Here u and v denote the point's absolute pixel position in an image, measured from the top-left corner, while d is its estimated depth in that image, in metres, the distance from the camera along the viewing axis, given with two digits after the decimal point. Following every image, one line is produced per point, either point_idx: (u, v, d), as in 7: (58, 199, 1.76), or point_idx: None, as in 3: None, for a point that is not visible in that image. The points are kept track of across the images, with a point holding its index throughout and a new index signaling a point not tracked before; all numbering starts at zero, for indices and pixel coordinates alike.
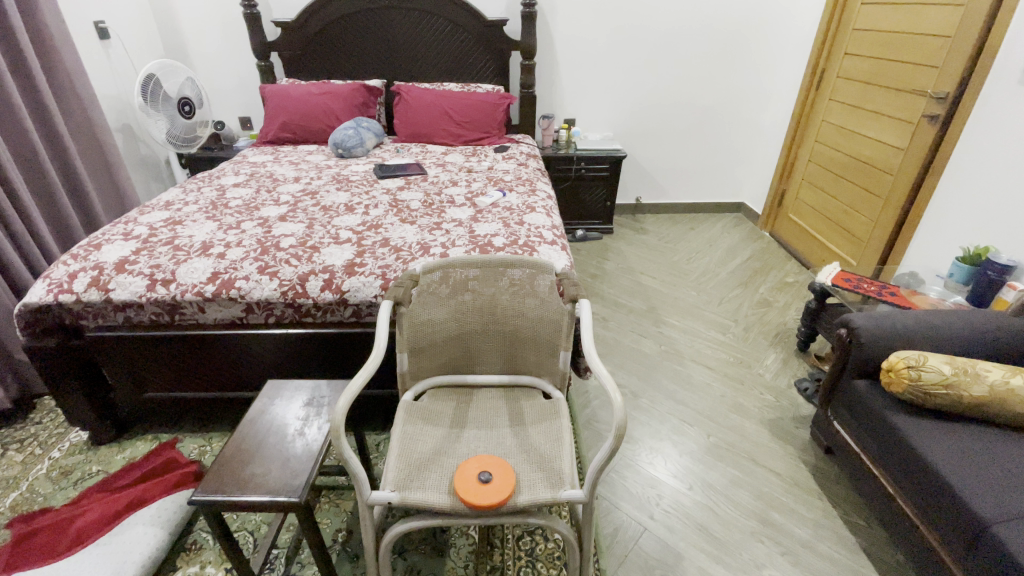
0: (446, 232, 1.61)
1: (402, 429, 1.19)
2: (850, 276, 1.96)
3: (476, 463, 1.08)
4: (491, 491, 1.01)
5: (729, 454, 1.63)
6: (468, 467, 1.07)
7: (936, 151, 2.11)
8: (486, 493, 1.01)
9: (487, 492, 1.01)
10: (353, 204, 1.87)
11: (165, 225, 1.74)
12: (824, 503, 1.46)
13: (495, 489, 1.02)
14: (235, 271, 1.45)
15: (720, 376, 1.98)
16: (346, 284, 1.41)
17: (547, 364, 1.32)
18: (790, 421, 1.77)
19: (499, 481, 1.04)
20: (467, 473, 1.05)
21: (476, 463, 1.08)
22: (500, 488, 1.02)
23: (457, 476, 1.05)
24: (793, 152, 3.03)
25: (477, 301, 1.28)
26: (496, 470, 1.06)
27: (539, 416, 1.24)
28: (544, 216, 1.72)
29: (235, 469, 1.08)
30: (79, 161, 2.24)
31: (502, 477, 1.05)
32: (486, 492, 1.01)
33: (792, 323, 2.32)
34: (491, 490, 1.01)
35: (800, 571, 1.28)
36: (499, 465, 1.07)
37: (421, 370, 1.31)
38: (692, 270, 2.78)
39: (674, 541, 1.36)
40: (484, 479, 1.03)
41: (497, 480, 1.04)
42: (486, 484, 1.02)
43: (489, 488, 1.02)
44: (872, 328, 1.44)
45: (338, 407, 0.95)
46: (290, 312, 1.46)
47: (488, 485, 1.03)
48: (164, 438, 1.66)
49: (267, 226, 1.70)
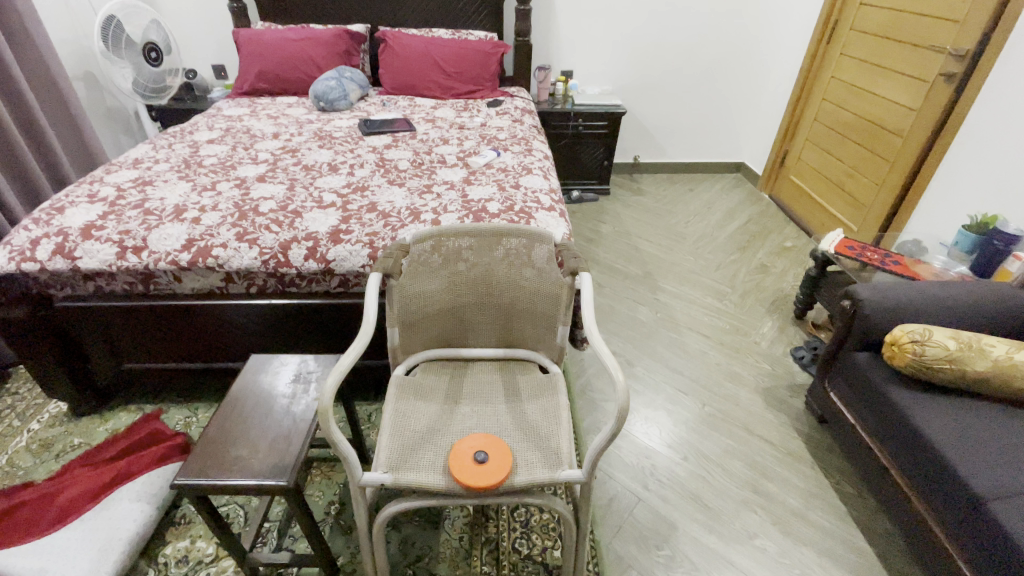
0: (437, 196, 1.52)
1: (394, 405, 1.14)
2: (853, 243, 1.91)
3: (474, 441, 1.05)
4: (485, 472, 0.98)
5: (724, 423, 1.62)
6: (466, 444, 1.04)
7: (950, 112, 2.02)
8: (480, 474, 0.98)
9: (481, 472, 0.98)
10: (336, 163, 1.75)
11: (134, 186, 1.63)
12: (816, 473, 1.47)
13: (490, 470, 0.99)
14: (211, 238, 1.36)
15: (716, 344, 1.95)
16: (331, 253, 1.33)
17: (544, 339, 1.27)
18: (785, 389, 1.76)
19: (495, 462, 1.00)
20: (462, 451, 1.02)
21: (474, 441, 1.04)
22: (494, 470, 0.99)
23: (454, 452, 1.02)
24: (799, 110, 2.91)
25: (470, 271, 1.21)
26: (493, 450, 1.03)
27: (536, 392, 1.20)
28: (541, 179, 1.63)
29: (219, 450, 1.01)
30: (39, 112, 2.07)
31: (499, 458, 1.01)
32: (481, 472, 0.98)
33: (789, 289, 2.29)
34: (486, 471, 0.98)
35: (791, 540, 1.29)
36: (496, 445, 1.04)
37: (413, 343, 1.25)
38: (690, 234, 2.71)
39: (668, 511, 1.36)
40: (480, 458, 1.00)
41: (493, 461, 1.00)
42: (482, 463, 0.99)
43: (483, 467, 0.99)
44: (877, 300, 1.40)
45: (328, 386, 0.89)
46: (273, 282, 1.38)
47: (482, 464, 0.99)
48: (148, 409, 1.62)
49: (245, 187, 1.59)
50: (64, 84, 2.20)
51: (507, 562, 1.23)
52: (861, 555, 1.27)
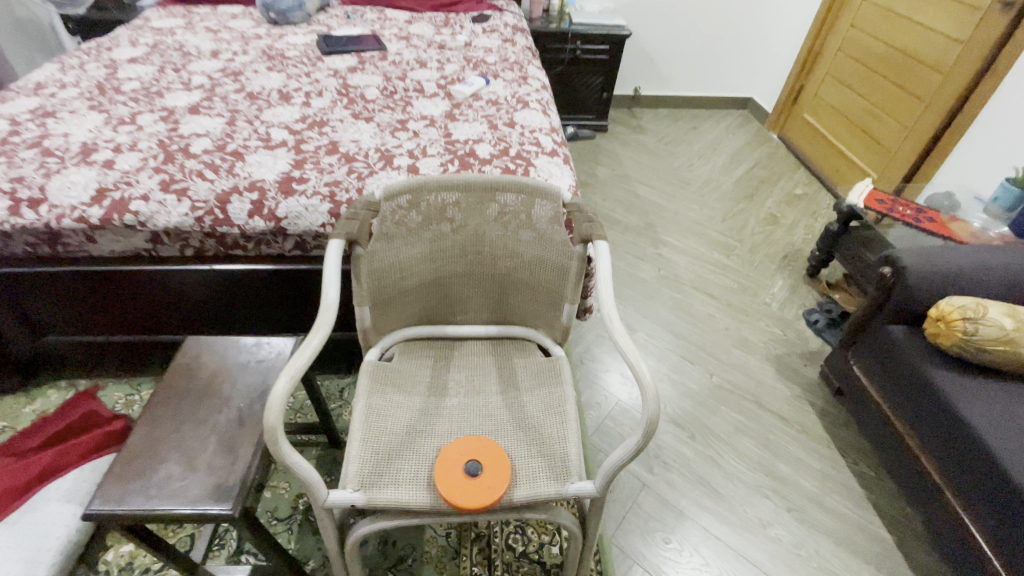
0: (414, 134, 1.24)
1: (367, 398, 0.94)
2: (883, 196, 1.72)
3: (469, 444, 0.87)
4: (472, 486, 0.81)
5: (733, 396, 1.49)
6: (458, 447, 0.86)
7: (1003, 46, 1.79)
8: (465, 486, 0.81)
9: (468, 484, 0.81)
10: (288, 90, 1.43)
11: (33, 118, 1.30)
12: (831, 452, 1.36)
13: (478, 485, 0.81)
14: (130, 188, 1.09)
15: (724, 306, 1.79)
16: (282, 207, 1.07)
17: (546, 316, 1.06)
18: (798, 357, 1.63)
19: (487, 478, 0.82)
20: (452, 455, 0.85)
21: (468, 444, 0.87)
22: (482, 488, 0.81)
23: (442, 455, 0.85)
24: (821, 37, 2.59)
25: (457, 235, 0.99)
26: (488, 462, 0.85)
27: (537, 378, 1.01)
28: (540, 114, 1.35)
29: (144, 465, 0.80)
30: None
31: (492, 475, 0.83)
32: (467, 486, 0.81)
33: (800, 243, 2.11)
34: (471, 486, 0.81)
35: (806, 529, 1.20)
36: (496, 456, 0.86)
37: (389, 321, 1.03)
38: (695, 179, 2.47)
39: (675, 498, 1.24)
40: (471, 469, 0.82)
41: (484, 476, 0.83)
42: (471, 477, 0.82)
43: (470, 480, 0.82)
44: (922, 266, 1.23)
45: (279, 389, 0.70)
46: (211, 243, 1.12)
47: (471, 477, 0.82)
48: (82, 386, 1.40)
49: (172, 121, 1.28)
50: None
51: (500, 562, 1.10)
52: (879, 544, 1.18)
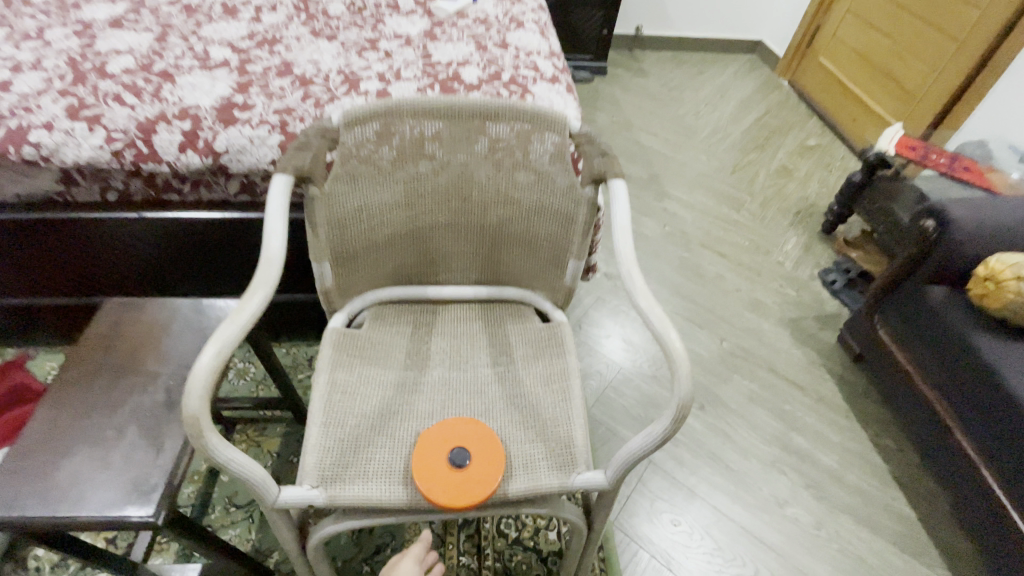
0: (386, 55, 1.03)
1: (330, 372, 0.78)
2: (914, 142, 1.55)
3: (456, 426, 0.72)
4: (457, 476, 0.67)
5: (745, 364, 1.36)
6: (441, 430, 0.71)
7: None
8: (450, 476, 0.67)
9: (453, 474, 0.67)
10: (235, 3, 1.19)
11: None
12: (851, 423, 1.25)
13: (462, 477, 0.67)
14: (29, 114, 0.87)
15: (734, 265, 1.64)
16: (221, 139, 0.87)
17: (545, 275, 0.89)
18: (814, 320, 1.50)
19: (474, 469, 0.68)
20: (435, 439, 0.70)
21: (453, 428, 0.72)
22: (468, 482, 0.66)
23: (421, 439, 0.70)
24: None
25: (438, 175, 0.81)
26: (477, 449, 0.70)
27: (534, 348, 0.86)
28: (537, 36, 1.14)
29: (43, 460, 0.63)
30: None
31: (481, 467, 0.68)
32: (452, 476, 0.67)
33: (814, 198, 1.95)
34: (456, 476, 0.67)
35: (826, 508, 1.09)
36: (487, 444, 0.70)
37: (357, 281, 0.86)
38: (701, 127, 2.27)
39: (684, 476, 1.12)
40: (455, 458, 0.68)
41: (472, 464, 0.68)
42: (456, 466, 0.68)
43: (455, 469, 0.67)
44: (970, 218, 1.09)
45: (205, 359, 0.54)
46: (137, 184, 0.92)
47: (457, 467, 0.68)
48: (9, 356, 1.21)
49: (88, 36, 1.05)
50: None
51: (490, 551, 0.99)
52: (903, 524, 1.08)
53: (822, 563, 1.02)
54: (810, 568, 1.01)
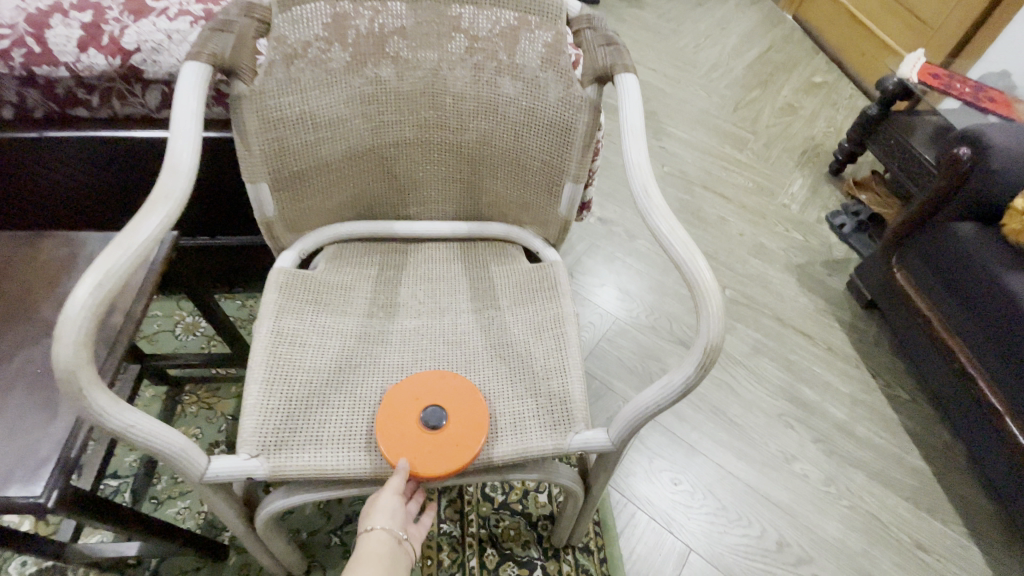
0: None
1: (275, 320, 0.64)
2: (937, 70, 1.41)
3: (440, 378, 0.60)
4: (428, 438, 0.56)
5: (750, 312, 1.26)
6: (420, 380, 0.60)
7: None
8: (420, 437, 0.56)
9: (423, 435, 0.56)
10: None
11: None
12: (861, 373, 1.17)
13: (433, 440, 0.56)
14: None
15: (737, 209, 1.51)
16: (130, 34, 0.71)
17: (535, 206, 0.75)
18: (822, 266, 1.39)
19: (449, 435, 0.56)
20: (410, 389, 0.59)
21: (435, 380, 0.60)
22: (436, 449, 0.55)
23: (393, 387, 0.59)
24: None
25: (401, 75, 0.65)
26: (459, 410, 0.58)
27: (522, 290, 0.73)
28: None
29: None
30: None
31: (461, 430, 0.56)
32: (421, 438, 0.56)
33: (821, 138, 1.81)
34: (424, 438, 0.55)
35: (835, 463, 1.02)
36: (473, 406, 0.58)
37: (308, 212, 0.71)
38: (701, 62, 2.09)
39: (685, 432, 1.03)
40: (430, 415, 0.56)
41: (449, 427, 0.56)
42: (428, 427, 0.56)
43: (426, 430, 0.56)
44: (1008, 144, 0.97)
45: (79, 294, 0.41)
46: (35, 97, 0.75)
47: (430, 428, 0.56)
48: None
49: None
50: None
51: (475, 516, 0.90)
52: (916, 478, 1.02)
53: (832, 521, 0.95)
54: (819, 526, 0.94)
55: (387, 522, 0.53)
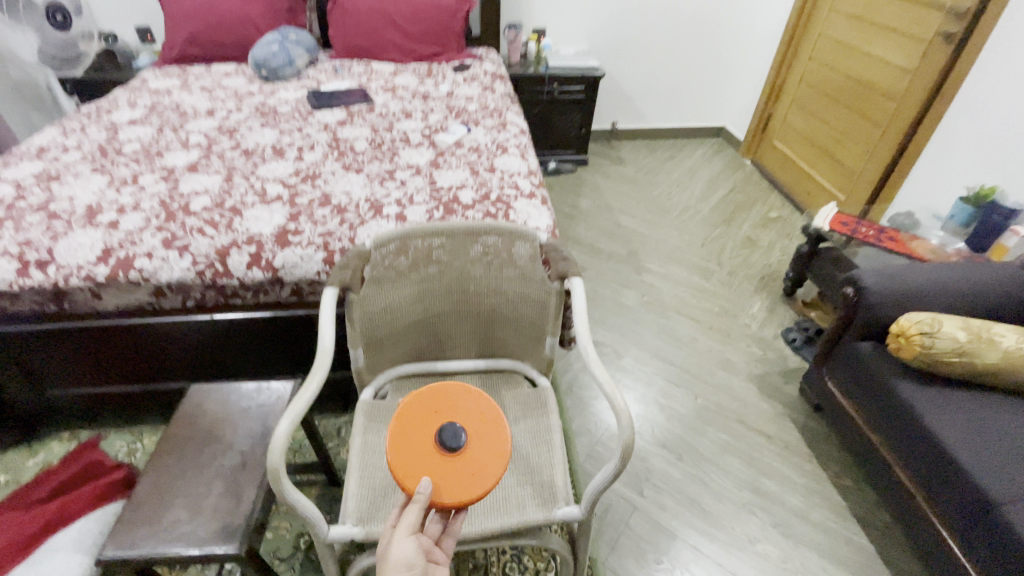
0: (401, 184, 1.33)
1: (363, 439, 0.99)
2: (847, 218, 1.82)
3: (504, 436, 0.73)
4: (423, 454, 0.68)
5: (718, 417, 1.55)
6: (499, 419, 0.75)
7: (948, 74, 1.88)
8: (419, 443, 0.70)
9: (425, 444, 0.69)
10: (282, 145, 1.52)
11: (39, 182, 1.33)
12: (814, 467, 1.41)
13: (427, 458, 0.68)
14: (133, 247, 1.14)
15: (706, 329, 1.86)
16: (279, 259, 1.14)
17: (531, 349, 1.13)
18: (779, 376, 1.69)
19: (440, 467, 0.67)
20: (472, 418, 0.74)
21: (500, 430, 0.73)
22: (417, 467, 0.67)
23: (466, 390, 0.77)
24: (783, 71, 2.73)
25: (445, 275, 1.05)
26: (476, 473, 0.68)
27: (524, 410, 1.07)
28: (518, 159, 1.45)
29: (153, 510, 0.84)
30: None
31: (448, 487, 0.66)
32: (416, 443, 0.70)
33: (776, 265, 2.20)
34: (421, 448, 0.68)
35: (792, 543, 1.24)
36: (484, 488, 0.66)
37: (381, 363, 1.09)
38: (673, 206, 2.57)
39: (666, 520, 1.28)
40: (455, 435, 0.69)
41: (451, 470, 0.67)
42: (441, 439, 0.70)
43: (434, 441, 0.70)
44: (884, 285, 1.31)
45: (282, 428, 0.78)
46: (212, 295, 1.18)
47: (441, 447, 0.69)
48: (83, 436, 1.41)
49: (172, 181, 1.34)
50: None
51: None
52: (863, 555, 1.22)
53: None
54: None
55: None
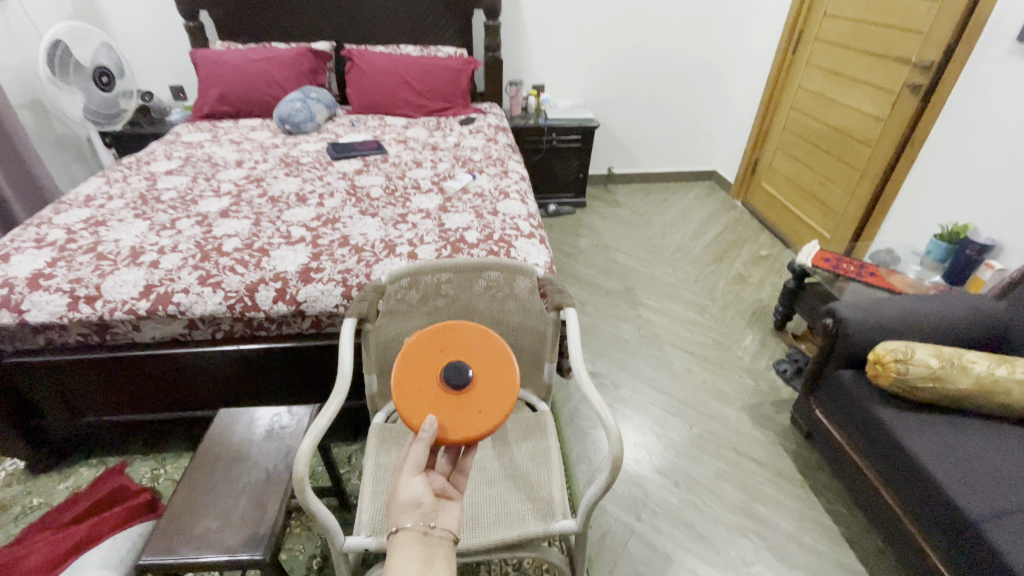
0: (413, 226, 1.46)
1: (375, 459, 1.07)
2: (829, 255, 1.93)
3: (512, 377, 0.75)
4: (428, 392, 0.72)
5: (713, 445, 1.61)
6: (507, 361, 0.77)
7: (917, 122, 2.01)
8: (425, 384, 0.73)
9: (429, 384, 0.73)
10: (304, 192, 1.67)
11: (87, 227, 1.48)
12: (806, 493, 1.46)
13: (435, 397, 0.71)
14: (172, 283, 1.26)
15: (700, 361, 1.95)
16: (302, 293, 1.26)
17: (530, 375, 1.22)
18: (771, 405, 1.76)
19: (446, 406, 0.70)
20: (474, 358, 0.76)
21: (507, 371, 0.76)
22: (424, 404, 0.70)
23: (473, 331, 0.79)
24: (768, 119, 2.92)
25: (451, 306, 1.16)
26: (482, 411, 0.70)
27: (524, 433, 1.15)
28: (519, 203, 1.59)
29: (186, 520, 0.92)
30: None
31: (453, 423, 0.68)
32: (421, 384, 0.73)
33: (768, 300, 2.31)
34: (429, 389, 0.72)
35: (785, 565, 1.28)
36: (491, 424, 0.69)
37: (392, 389, 1.19)
38: (668, 245, 2.71)
39: (662, 543, 1.33)
40: (460, 372, 0.72)
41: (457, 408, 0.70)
42: (445, 377, 0.72)
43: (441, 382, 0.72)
44: (859, 316, 1.41)
45: (306, 445, 0.87)
46: (240, 326, 1.29)
47: (446, 385, 0.72)
48: (111, 462, 1.50)
49: (206, 225, 1.49)
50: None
51: None
52: None
53: None
54: None
55: (413, 514, 0.55)
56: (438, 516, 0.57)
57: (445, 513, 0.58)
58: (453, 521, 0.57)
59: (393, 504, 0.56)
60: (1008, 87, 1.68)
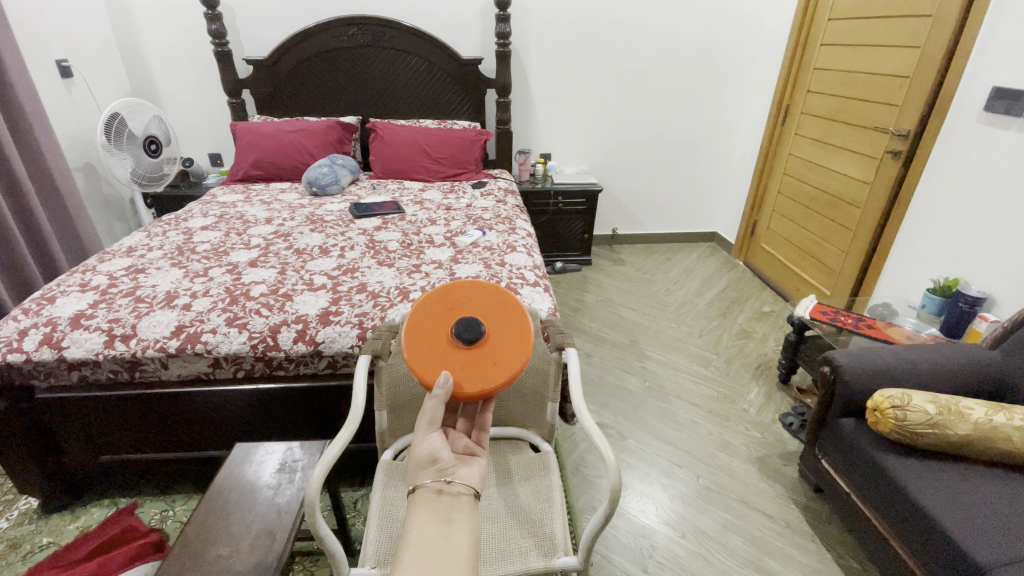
0: (425, 275, 1.57)
1: (381, 494, 1.09)
2: (826, 308, 1.98)
3: (525, 331, 0.74)
4: (438, 349, 0.69)
5: (721, 497, 1.59)
6: (520, 315, 0.75)
7: (901, 184, 2.14)
8: (435, 340, 0.70)
9: (439, 342, 0.70)
10: (327, 246, 1.81)
11: (127, 274, 1.61)
12: (817, 547, 1.44)
13: (445, 354, 0.68)
14: (201, 324, 1.36)
15: (705, 413, 1.96)
16: (321, 334, 1.34)
17: (534, 416, 1.27)
18: (778, 458, 1.75)
19: (457, 364, 0.67)
20: (485, 313, 0.74)
21: (520, 322, 0.74)
22: (434, 361, 0.68)
23: (484, 286, 0.76)
24: (763, 183, 3.08)
25: None
26: (497, 363, 0.68)
27: (527, 472, 1.18)
28: (525, 256, 1.71)
29: (198, 549, 0.96)
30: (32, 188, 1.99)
31: (469, 378, 0.66)
32: (432, 341, 0.70)
33: (772, 355, 2.33)
34: (438, 346, 0.69)
35: None
36: (506, 375, 0.67)
37: (401, 427, 1.24)
38: (671, 301, 2.78)
39: None
40: (472, 327, 0.69)
41: (468, 363, 0.67)
42: (457, 333, 0.69)
43: (451, 339, 0.70)
44: (855, 364, 1.45)
45: (316, 472, 0.93)
46: (260, 365, 1.37)
47: (458, 341, 0.69)
48: (122, 503, 1.53)
49: (236, 273, 1.61)
50: (57, 163, 2.14)
51: None
52: None
53: None
54: None
55: (429, 471, 0.53)
56: (456, 473, 0.54)
57: (464, 470, 0.56)
58: (473, 477, 0.55)
59: (410, 462, 0.54)
60: (980, 153, 1.81)
